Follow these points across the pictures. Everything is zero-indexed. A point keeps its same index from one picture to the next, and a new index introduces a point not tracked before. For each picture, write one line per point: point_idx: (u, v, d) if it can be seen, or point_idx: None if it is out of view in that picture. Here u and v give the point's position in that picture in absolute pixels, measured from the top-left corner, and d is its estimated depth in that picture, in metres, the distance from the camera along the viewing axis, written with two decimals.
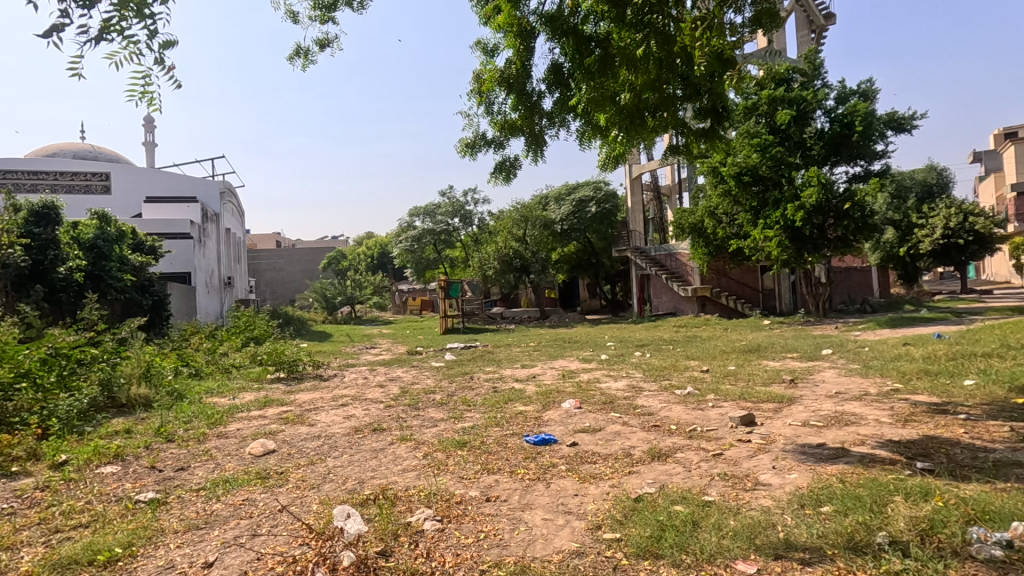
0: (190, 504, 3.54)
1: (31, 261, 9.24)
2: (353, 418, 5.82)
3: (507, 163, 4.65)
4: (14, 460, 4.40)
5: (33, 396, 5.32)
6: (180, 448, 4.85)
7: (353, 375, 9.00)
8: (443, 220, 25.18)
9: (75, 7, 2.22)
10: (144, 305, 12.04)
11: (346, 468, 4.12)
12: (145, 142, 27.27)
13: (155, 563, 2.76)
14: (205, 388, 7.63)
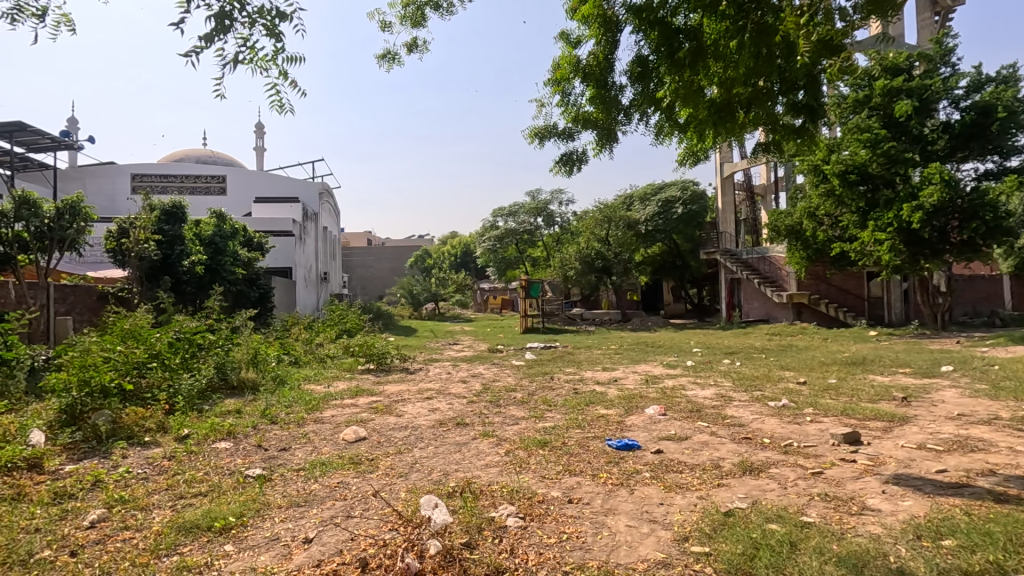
0: (292, 483, 3.83)
1: (161, 255, 10.34)
2: (438, 411, 6.02)
3: (572, 156, 4.38)
4: (147, 431, 4.96)
5: (162, 374, 5.95)
6: (283, 430, 5.24)
7: (437, 369, 9.32)
8: (527, 219, 25.58)
9: (216, 32, 2.46)
10: (251, 296, 13.28)
11: (431, 460, 4.26)
12: (256, 147, 29.80)
13: (263, 534, 3.00)
14: (303, 376, 8.22)
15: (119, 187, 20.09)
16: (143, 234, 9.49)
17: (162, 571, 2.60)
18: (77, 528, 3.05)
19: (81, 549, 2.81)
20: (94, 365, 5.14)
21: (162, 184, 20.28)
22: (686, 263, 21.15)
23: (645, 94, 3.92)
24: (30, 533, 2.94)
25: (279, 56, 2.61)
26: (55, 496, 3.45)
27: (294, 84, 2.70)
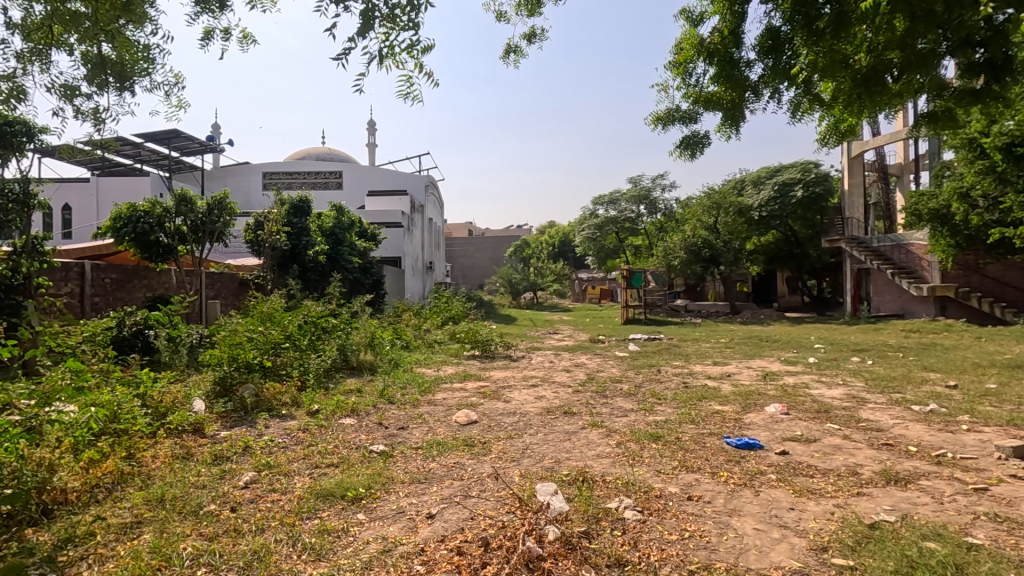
0: (412, 460, 4.04)
1: (290, 246, 11.34)
2: (544, 399, 6.05)
3: (693, 139, 4.16)
4: (284, 404, 5.49)
5: (294, 354, 6.49)
6: (400, 410, 5.55)
7: (540, 357, 9.41)
8: (628, 207, 24.85)
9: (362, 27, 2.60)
10: (366, 283, 14.24)
11: (542, 446, 4.30)
12: (367, 145, 31.67)
13: (390, 507, 3.19)
14: (414, 359, 8.66)
15: (252, 184, 22.16)
16: (275, 226, 10.47)
17: (307, 532, 2.85)
18: (235, 487, 3.44)
19: (240, 506, 3.16)
20: (239, 344, 5.74)
21: (287, 180, 22.15)
22: (806, 251, 19.79)
23: (777, 69, 3.61)
24: (199, 488, 3.35)
25: (415, 48, 2.70)
26: (215, 457, 3.91)
27: (430, 75, 2.78)
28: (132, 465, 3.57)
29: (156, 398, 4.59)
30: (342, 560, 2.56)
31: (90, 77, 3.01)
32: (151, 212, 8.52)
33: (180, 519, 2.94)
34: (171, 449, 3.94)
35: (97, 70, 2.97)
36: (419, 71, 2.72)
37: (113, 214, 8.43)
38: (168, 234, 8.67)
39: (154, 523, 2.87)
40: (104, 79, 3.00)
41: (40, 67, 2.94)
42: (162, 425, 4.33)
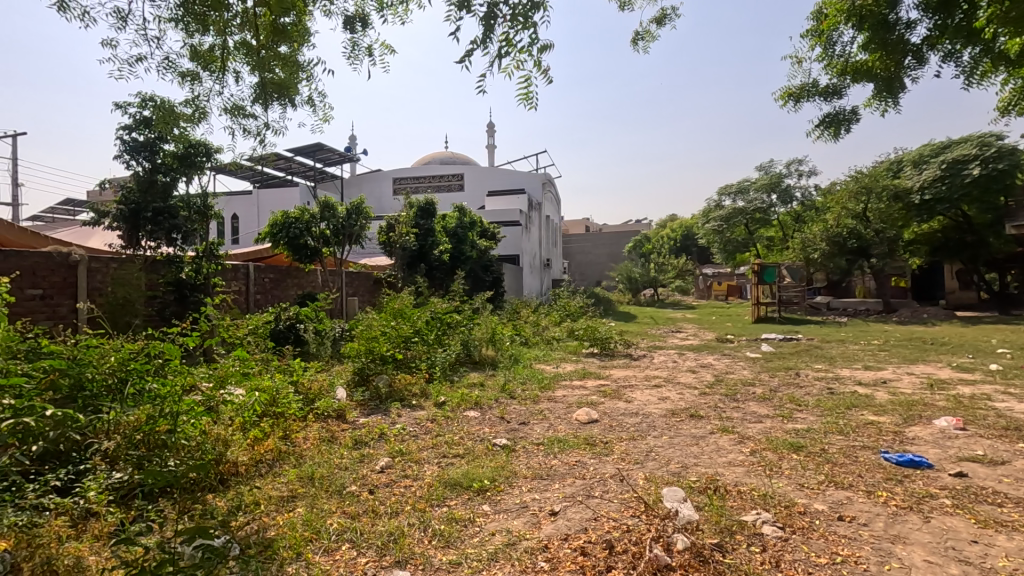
0: (535, 456, 4.07)
1: (417, 246, 12.05)
2: (669, 400, 5.78)
3: (838, 116, 3.70)
4: (414, 395, 5.84)
5: (422, 348, 6.86)
6: (521, 405, 5.64)
7: (662, 357, 9.03)
8: (758, 196, 23.03)
9: (483, 32, 2.66)
10: (487, 281, 14.75)
11: (667, 450, 4.10)
12: (488, 146, 32.77)
13: (514, 500, 3.24)
14: (534, 356, 8.77)
15: (383, 189, 23.75)
16: (405, 228, 11.31)
17: (436, 518, 2.98)
18: (372, 470, 3.71)
19: (376, 488, 3.40)
20: (376, 337, 6.19)
21: (414, 185, 23.52)
22: (983, 239, 16.84)
23: (947, 31, 3.00)
24: (342, 469, 3.67)
25: (535, 46, 2.69)
26: (356, 442, 4.26)
27: (548, 73, 2.76)
28: (287, 445, 4.01)
29: (306, 385, 5.12)
30: (469, 549, 2.64)
31: (253, 96, 3.40)
32: (301, 218, 9.57)
33: (327, 496, 3.24)
34: (319, 432, 4.37)
35: (258, 89, 3.33)
36: (538, 70, 2.71)
37: (271, 221, 9.54)
38: (314, 237, 9.64)
39: (306, 498, 3.19)
40: (263, 97, 3.36)
41: (215, 90, 3.38)
42: (311, 410, 4.82)
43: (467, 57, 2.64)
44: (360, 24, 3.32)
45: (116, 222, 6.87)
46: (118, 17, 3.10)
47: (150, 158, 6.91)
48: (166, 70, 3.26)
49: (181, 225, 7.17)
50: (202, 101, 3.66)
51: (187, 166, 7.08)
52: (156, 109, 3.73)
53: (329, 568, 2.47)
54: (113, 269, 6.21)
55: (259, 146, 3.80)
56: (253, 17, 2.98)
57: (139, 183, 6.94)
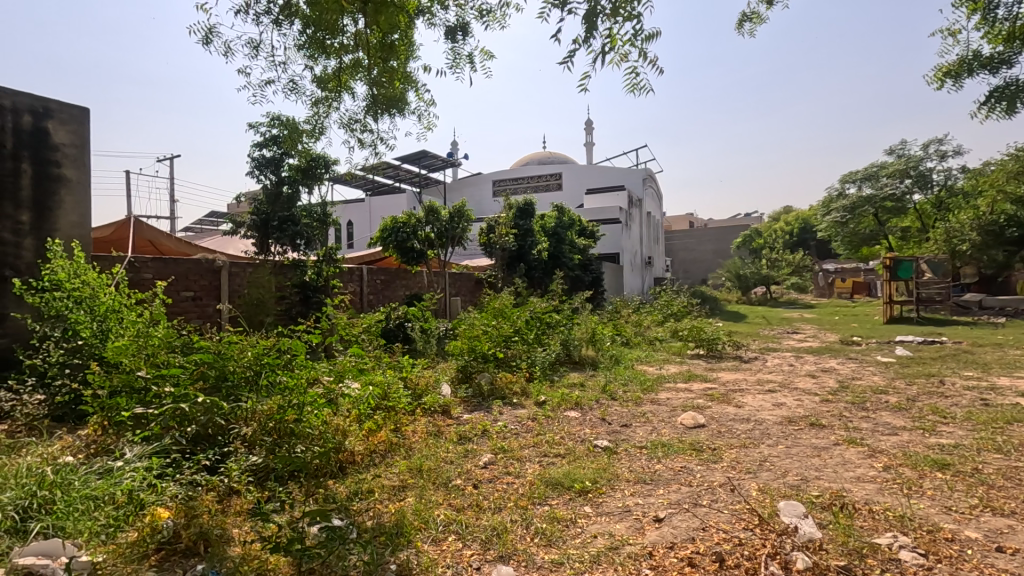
0: (637, 459, 3.96)
1: (517, 247, 12.23)
2: (785, 407, 5.36)
3: (1011, 88, 3.22)
4: (515, 393, 5.94)
5: (522, 347, 6.93)
6: (623, 407, 5.52)
7: (777, 360, 8.41)
8: (890, 182, 20.38)
9: (586, 29, 2.63)
10: (586, 280, 14.62)
11: (784, 460, 3.81)
12: (586, 144, 32.51)
13: (616, 503, 3.17)
14: (636, 356, 8.55)
15: (484, 192, 24.36)
16: (505, 229, 11.53)
17: (538, 517, 3.01)
18: (476, 465, 3.82)
19: (480, 483, 3.50)
20: (477, 336, 6.37)
21: (513, 186, 23.87)
22: None
23: None
24: (448, 463, 3.82)
25: (638, 37, 2.62)
26: (460, 437, 4.41)
27: (654, 63, 2.68)
28: (398, 437, 4.25)
29: (414, 381, 5.40)
30: (572, 550, 2.63)
31: (366, 110, 3.64)
32: (408, 223, 10.08)
33: (434, 488, 3.39)
34: (426, 426, 4.59)
35: (371, 104, 3.57)
36: (642, 60, 2.64)
37: (382, 226, 10.17)
38: (420, 241, 10.10)
39: (415, 489, 3.36)
40: (376, 111, 3.59)
41: (334, 107, 3.67)
42: (419, 405, 5.08)
43: (570, 56, 2.64)
44: (460, 33, 3.43)
45: (250, 232, 7.65)
46: (251, 47, 3.47)
47: (276, 172, 7.63)
48: (293, 94, 3.60)
49: (303, 231, 7.73)
50: (323, 118, 3.99)
51: (309, 177, 7.76)
52: (284, 128, 4.13)
53: (437, 557, 2.58)
54: (249, 274, 6.95)
55: (372, 156, 4.07)
56: (363, 37, 3.19)
57: (267, 195, 7.66)
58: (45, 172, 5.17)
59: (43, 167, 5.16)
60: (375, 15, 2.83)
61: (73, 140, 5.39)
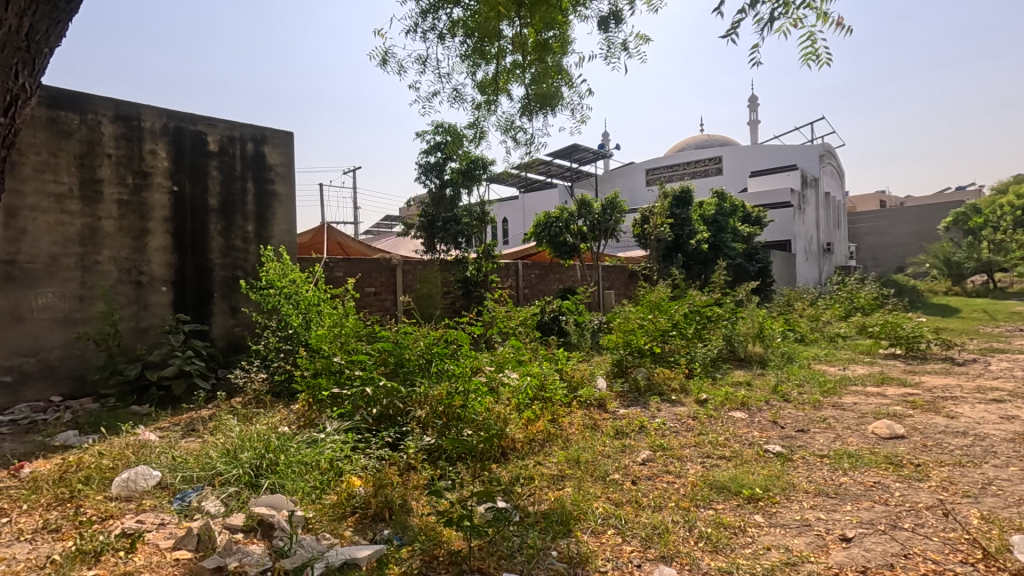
0: (817, 469, 3.56)
1: (673, 237, 11.70)
2: (1018, 420, 4.39)
3: None
4: (673, 390, 5.73)
5: (681, 342, 6.60)
6: (798, 410, 5.01)
7: (1004, 362, 6.93)
8: None
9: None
10: (751, 270, 13.49)
11: (1018, 485, 3.13)
12: (750, 122, 29.89)
13: (792, 516, 2.89)
14: (814, 354, 7.68)
15: (637, 182, 23.68)
16: (660, 219, 11.11)
17: (703, 520, 2.86)
18: (634, 461, 3.76)
19: (639, 480, 3.43)
20: (633, 330, 6.22)
21: (669, 173, 22.84)
22: None
23: None
24: (605, 456, 3.81)
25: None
26: (617, 432, 4.37)
27: (835, 25, 2.38)
28: (555, 428, 4.36)
29: (570, 374, 5.48)
30: (741, 559, 2.46)
31: (522, 110, 3.77)
32: (560, 217, 10.23)
33: (592, 480, 3.41)
34: (583, 419, 4.64)
35: (527, 104, 3.68)
36: (821, 23, 2.35)
37: (536, 222, 10.45)
38: (572, 235, 10.18)
39: (573, 480, 3.41)
40: (532, 110, 3.70)
41: (493, 111, 3.85)
42: (575, 398, 5.15)
43: (734, 29, 2.44)
44: (614, 22, 3.37)
45: (418, 233, 8.36)
46: (420, 63, 3.79)
47: (440, 176, 8.23)
48: (457, 102, 3.85)
49: (464, 230, 8.25)
50: (483, 122, 4.20)
51: (469, 179, 8.24)
52: (449, 135, 4.45)
53: (597, 549, 2.60)
54: (419, 271, 7.65)
55: (528, 155, 4.20)
56: (520, 39, 3.30)
57: (433, 198, 8.31)
58: (263, 189, 6.21)
59: (262, 185, 6.21)
60: (531, 15, 2.91)
61: (282, 161, 6.39)
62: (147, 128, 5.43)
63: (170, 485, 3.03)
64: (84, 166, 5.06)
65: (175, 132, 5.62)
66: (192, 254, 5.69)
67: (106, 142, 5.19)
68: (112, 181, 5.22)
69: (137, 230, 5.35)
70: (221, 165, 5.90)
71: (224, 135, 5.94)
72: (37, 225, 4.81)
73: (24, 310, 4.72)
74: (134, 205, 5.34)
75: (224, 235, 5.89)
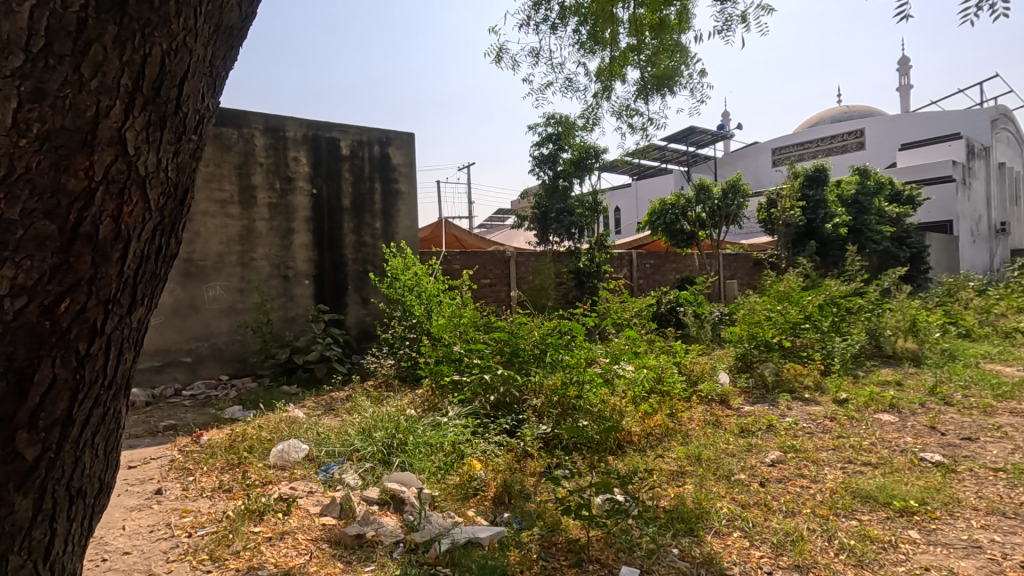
0: (989, 484, 3.09)
1: (805, 220, 10.70)
2: None
3: None
4: (806, 388, 5.28)
5: (816, 336, 6.04)
6: (963, 415, 4.37)
7: None
8: None
9: None
10: (900, 256, 11.96)
11: None
12: (901, 87, 26.35)
13: (956, 535, 2.54)
14: (984, 352, 6.63)
15: (762, 163, 21.95)
16: (789, 202, 10.21)
17: (845, 531, 2.60)
18: (763, 462, 3.52)
19: (768, 482, 3.21)
20: (759, 321, 5.75)
21: (799, 151, 20.89)
22: None
23: None
24: (729, 455, 3.61)
25: None
26: (742, 429, 4.12)
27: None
28: (674, 423, 4.21)
29: (689, 368, 5.27)
30: None
31: (638, 94, 3.65)
32: (677, 204, 9.81)
33: (715, 479, 3.25)
34: (703, 415, 4.44)
35: (644, 88, 3.56)
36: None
37: (650, 211, 10.12)
38: (690, 222, 9.76)
39: (695, 477, 3.27)
40: (649, 93, 3.57)
41: (608, 97, 3.78)
42: (695, 392, 4.93)
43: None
44: None
45: (532, 225, 8.48)
46: (533, 55, 3.81)
47: (552, 168, 8.26)
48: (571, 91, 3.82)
49: (577, 221, 8.23)
50: (596, 109, 4.14)
51: (582, 169, 8.18)
52: (563, 125, 4.45)
53: (722, 551, 2.47)
54: (532, 262, 7.76)
55: (644, 140, 4.07)
56: (636, 20, 3.19)
57: (546, 189, 8.37)
58: (389, 188, 6.65)
59: (388, 184, 6.65)
60: None
61: (405, 161, 6.79)
62: (291, 137, 6.05)
63: (316, 457, 3.37)
64: (242, 174, 5.77)
65: (314, 140, 6.19)
66: (329, 250, 6.26)
67: (259, 152, 5.87)
68: (263, 187, 5.89)
69: (284, 229, 6.00)
70: (352, 168, 6.41)
71: (354, 140, 6.43)
72: (207, 228, 5.58)
73: (199, 301, 5.51)
74: (282, 208, 5.99)
75: (356, 232, 6.41)
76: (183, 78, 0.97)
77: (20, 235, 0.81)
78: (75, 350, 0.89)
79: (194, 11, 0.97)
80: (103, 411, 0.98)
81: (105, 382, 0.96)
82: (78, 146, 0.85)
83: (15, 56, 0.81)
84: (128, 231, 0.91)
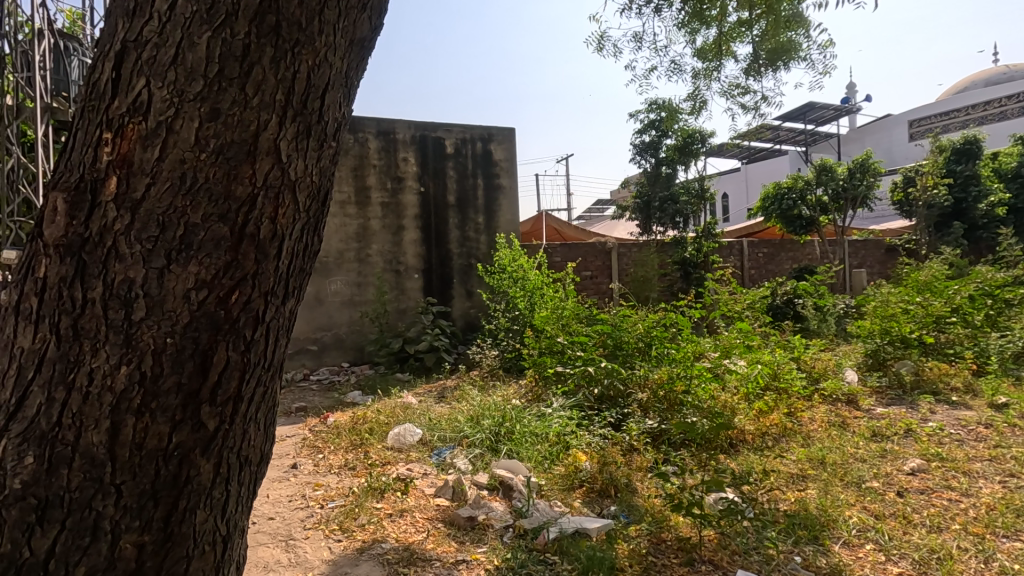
0: None
1: (952, 200, 9.43)
2: None
3: None
4: (954, 390, 4.69)
5: (965, 331, 5.31)
6: None
7: None
8: None
9: None
10: None
11: None
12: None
13: None
14: None
15: (896, 137, 19.64)
16: (932, 180, 9.06)
17: (1005, 553, 2.29)
18: (900, 470, 3.17)
19: (907, 492, 2.90)
20: (894, 314, 5.17)
21: (944, 122, 18.42)
22: None
23: None
24: (860, 461, 3.30)
25: None
26: (873, 433, 3.75)
27: None
28: (793, 422, 3.93)
29: (811, 364, 4.88)
30: None
31: (750, 71, 3.42)
32: (794, 187, 9.07)
33: (842, 485, 2.99)
34: (827, 415, 4.11)
35: (756, 63, 3.34)
36: None
37: (764, 196, 9.45)
38: (810, 206, 8.98)
39: (818, 481, 3.04)
40: (762, 69, 3.33)
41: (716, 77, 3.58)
42: (817, 391, 4.57)
43: None
44: None
45: (634, 215, 8.29)
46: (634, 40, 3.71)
47: (655, 155, 8.00)
48: (675, 73, 3.66)
49: (682, 209, 7.91)
50: (702, 91, 3.93)
51: (687, 154, 7.84)
52: (667, 111, 4.28)
53: (852, 563, 2.28)
54: (634, 254, 7.57)
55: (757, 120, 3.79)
56: None
57: (648, 178, 8.13)
58: (491, 184, 6.82)
59: (490, 180, 6.82)
60: None
61: (506, 156, 6.91)
62: (400, 139, 6.38)
63: (429, 441, 3.56)
64: (357, 176, 6.19)
65: (421, 140, 6.49)
66: (436, 245, 6.55)
67: (372, 154, 6.26)
68: (376, 187, 6.28)
69: (395, 227, 6.37)
70: (456, 165, 6.64)
71: (458, 138, 6.65)
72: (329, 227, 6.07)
73: (323, 294, 6.02)
74: (393, 206, 6.35)
75: (460, 227, 6.65)
76: (325, 90, 1.06)
77: (202, 236, 0.94)
78: (243, 336, 1.01)
79: (333, 27, 1.06)
80: (264, 390, 1.11)
81: (265, 364, 1.09)
82: (245, 156, 0.96)
83: (197, 82, 0.94)
84: (282, 231, 1.02)
